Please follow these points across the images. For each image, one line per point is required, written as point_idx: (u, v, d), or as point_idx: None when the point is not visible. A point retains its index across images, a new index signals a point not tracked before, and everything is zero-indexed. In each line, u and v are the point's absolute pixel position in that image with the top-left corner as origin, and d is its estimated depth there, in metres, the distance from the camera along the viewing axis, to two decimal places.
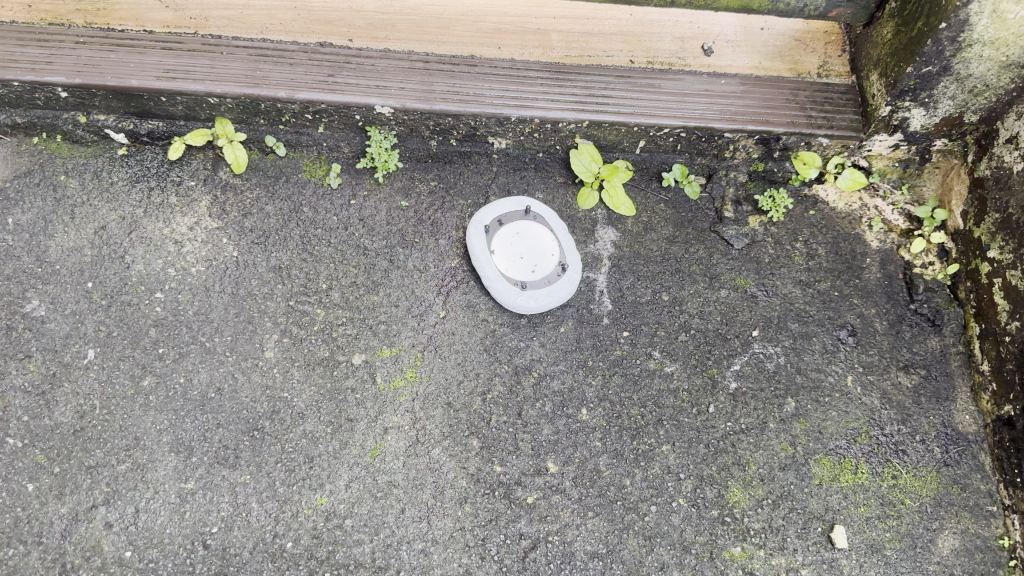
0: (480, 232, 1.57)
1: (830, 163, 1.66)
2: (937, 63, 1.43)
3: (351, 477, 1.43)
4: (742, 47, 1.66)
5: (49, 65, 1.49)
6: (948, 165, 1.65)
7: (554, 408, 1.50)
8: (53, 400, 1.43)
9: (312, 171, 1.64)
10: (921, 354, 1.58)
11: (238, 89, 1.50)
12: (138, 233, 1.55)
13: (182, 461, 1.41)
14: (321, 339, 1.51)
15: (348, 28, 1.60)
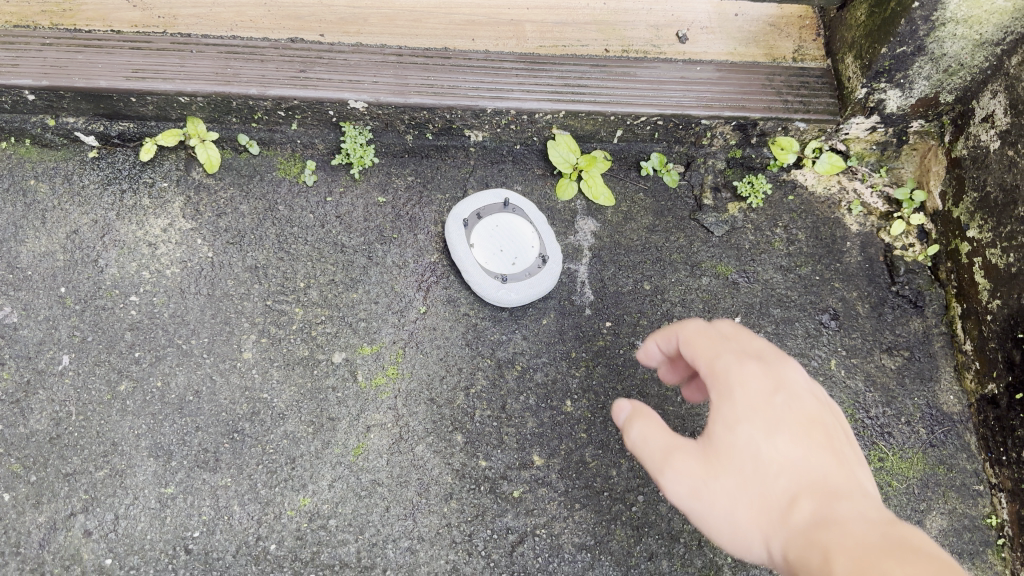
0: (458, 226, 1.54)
1: (808, 147, 1.65)
2: (911, 43, 1.42)
3: (335, 477, 1.41)
4: (716, 33, 1.65)
5: (15, 67, 1.47)
6: (926, 147, 1.65)
7: (538, 401, 1.49)
8: (28, 408, 1.40)
9: (287, 169, 1.62)
10: (905, 336, 1.57)
11: (209, 87, 1.48)
12: (111, 236, 1.52)
13: (162, 466, 1.39)
14: (299, 338, 1.49)
15: (319, 24, 1.58)
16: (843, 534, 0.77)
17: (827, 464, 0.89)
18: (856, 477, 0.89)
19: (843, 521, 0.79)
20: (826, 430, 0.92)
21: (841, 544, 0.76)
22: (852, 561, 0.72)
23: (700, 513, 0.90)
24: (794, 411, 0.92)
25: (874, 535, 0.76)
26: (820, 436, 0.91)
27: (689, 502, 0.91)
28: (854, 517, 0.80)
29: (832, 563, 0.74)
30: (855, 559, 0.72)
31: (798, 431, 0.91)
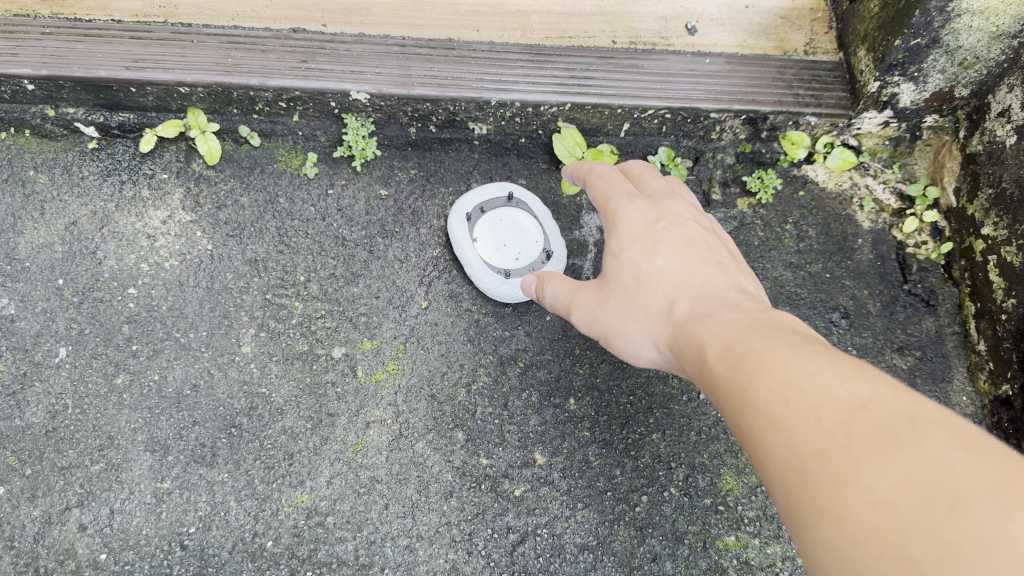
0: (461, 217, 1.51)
1: (819, 142, 1.61)
2: (926, 35, 1.39)
3: (333, 474, 1.38)
4: (726, 25, 1.62)
5: (15, 57, 1.45)
6: (940, 142, 1.60)
7: (540, 399, 1.46)
8: (24, 401, 1.39)
9: (288, 161, 1.59)
10: (916, 335, 1.54)
11: (210, 77, 1.46)
12: (110, 228, 1.51)
13: (158, 461, 1.37)
14: (299, 333, 1.47)
15: (322, 13, 1.55)
16: (714, 320, 0.92)
17: (704, 267, 1.06)
18: (732, 275, 1.06)
19: (712, 313, 0.95)
20: (700, 239, 1.11)
21: (709, 330, 0.91)
22: (719, 345, 0.86)
23: (594, 332, 1.15)
24: (672, 232, 1.11)
25: (736, 318, 0.91)
26: (698, 249, 1.09)
27: (587, 324, 1.16)
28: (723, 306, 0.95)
29: (703, 349, 0.90)
30: (721, 346, 0.86)
31: (675, 246, 1.08)
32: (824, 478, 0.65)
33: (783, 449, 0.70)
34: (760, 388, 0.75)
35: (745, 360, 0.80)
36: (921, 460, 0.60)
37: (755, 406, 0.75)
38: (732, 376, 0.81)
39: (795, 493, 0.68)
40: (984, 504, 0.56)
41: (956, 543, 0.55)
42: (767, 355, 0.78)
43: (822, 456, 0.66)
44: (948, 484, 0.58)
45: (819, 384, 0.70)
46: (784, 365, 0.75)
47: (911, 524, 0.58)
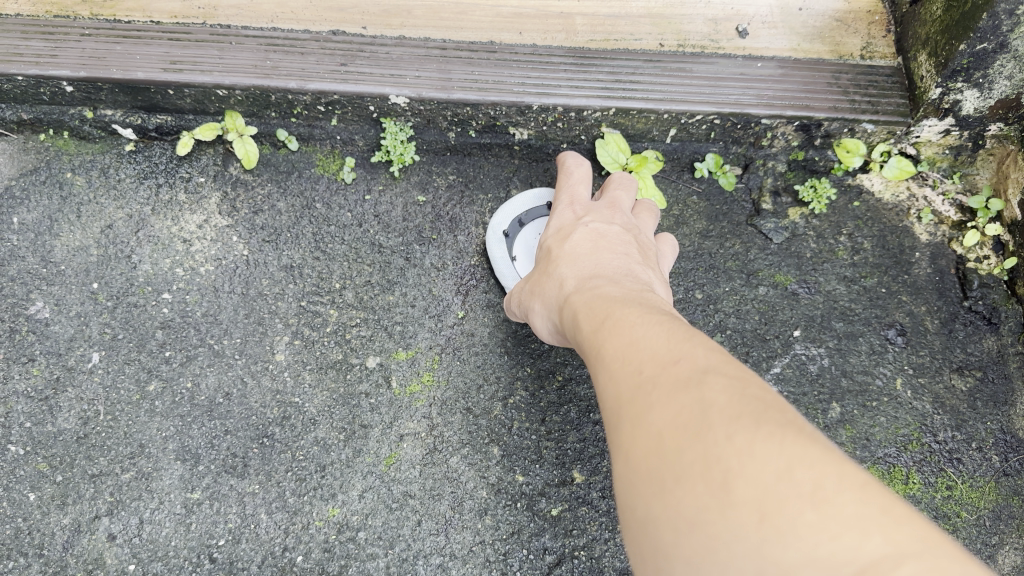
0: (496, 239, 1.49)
1: (876, 150, 1.55)
2: (993, 39, 1.32)
3: (365, 488, 1.35)
4: (779, 28, 1.55)
5: (54, 58, 1.44)
6: (1004, 152, 1.52)
7: (580, 414, 1.42)
8: (56, 406, 1.37)
9: (325, 166, 1.56)
10: (977, 355, 1.46)
11: (248, 79, 1.44)
12: (146, 232, 1.49)
13: (188, 470, 1.35)
14: (333, 342, 1.44)
15: (362, 15, 1.52)
16: (590, 291, 1.06)
17: (611, 255, 1.16)
18: (638, 265, 1.16)
19: (594, 286, 1.07)
20: (615, 232, 1.22)
21: (585, 300, 1.04)
22: (589, 315, 1.00)
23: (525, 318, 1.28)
24: (593, 227, 1.24)
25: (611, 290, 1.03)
26: (611, 240, 1.21)
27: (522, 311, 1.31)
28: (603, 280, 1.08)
29: (579, 317, 1.03)
30: (591, 314, 0.99)
31: (590, 237, 1.22)
32: (629, 421, 0.78)
33: (615, 399, 0.83)
34: (609, 353, 0.89)
35: (605, 329, 0.93)
36: (694, 401, 0.72)
37: (605, 367, 0.88)
38: (594, 342, 0.94)
39: (615, 433, 0.81)
40: (724, 429, 0.67)
41: (695, 464, 0.67)
42: (621, 321, 0.92)
43: (633, 402, 0.79)
44: (705, 414, 0.70)
45: (646, 349, 0.83)
46: (627, 335, 0.88)
47: (674, 449, 0.70)
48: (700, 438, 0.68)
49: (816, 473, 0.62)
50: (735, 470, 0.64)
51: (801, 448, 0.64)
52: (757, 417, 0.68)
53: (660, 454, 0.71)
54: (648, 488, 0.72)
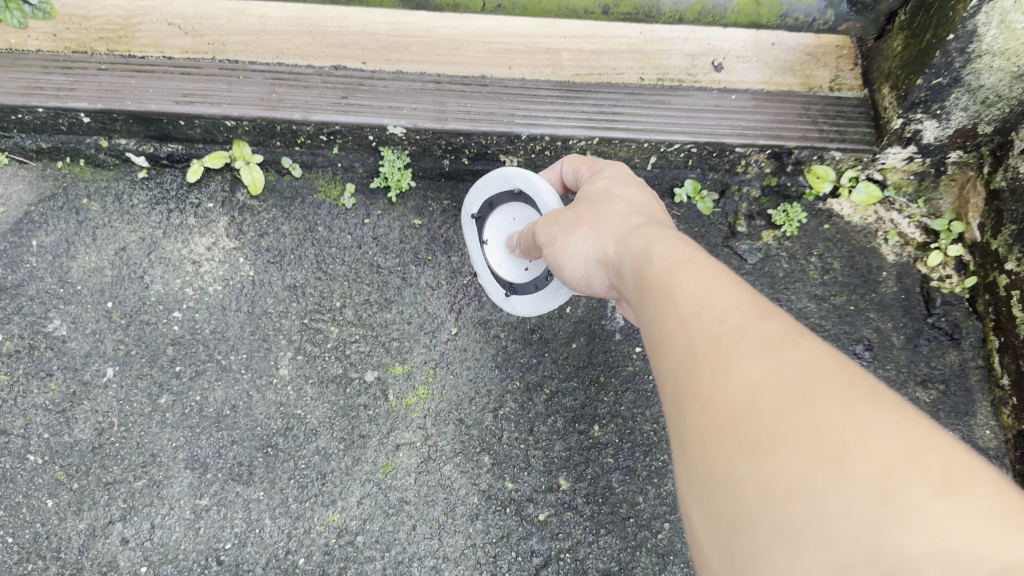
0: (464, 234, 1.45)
1: (844, 177, 1.64)
2: (948, 75, 1.42)
3: (363, 494, 1.43)
4: (752, 62, 1.64)
5: (72, 91, 1.54)
6: (965, 178, 1.61)
7: (566, 424, 1.51)
8: (73, 417, 1.46)
9: (327, 191, 1.66)
10: (940, 369, 1.58)
11: (255, 112, 1.54)
12: (157, 254, 1.58)
13: (197, 478, 1.43)
14: (334, 357, 1.52)
15: (362, 51, 1.61)
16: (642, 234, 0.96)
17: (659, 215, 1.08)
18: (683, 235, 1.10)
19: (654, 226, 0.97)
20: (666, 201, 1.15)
21: (639, 241, 0.94)
22: (641, 257, 0.90)
23: (555, 247, 1.12)
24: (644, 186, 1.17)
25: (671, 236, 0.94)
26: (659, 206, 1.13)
27: (550, 242, 1.13)
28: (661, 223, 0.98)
29: (631, 260, 0.93)
30: (645, 257, 0.89)
31: (646, 192, 1.14)
32: (703, 368, 0.69)
33: (678, 342, 0.74)
34: (671, 293, 0.79)
35: (670, 273, 0.83)
36: (792, 363, 0.64)
37: (666, 305, 0.79)
38: (652, 280, 0.84)
39: (675, 380, 0.72)
40: (838, 397, 0.59)
41: (801, 428, 0.59)
42: (688, 266, 0.82)
43: (708, 348, 0.70)
44: (811, 376, 0.62)
45: (726, 300, 0.74)
46: (701, 282, 0.79)
47: (768, 406, 0.61)
48: (806, 399, 0.60)
49: (941, 462, 0.55)
50: (852, 442, 0.56)
51: (919, 432, 0.58)
52: (867, 390, 0.61)
53: (746, 409, 0.63)
54: (726, 442, 0.62)
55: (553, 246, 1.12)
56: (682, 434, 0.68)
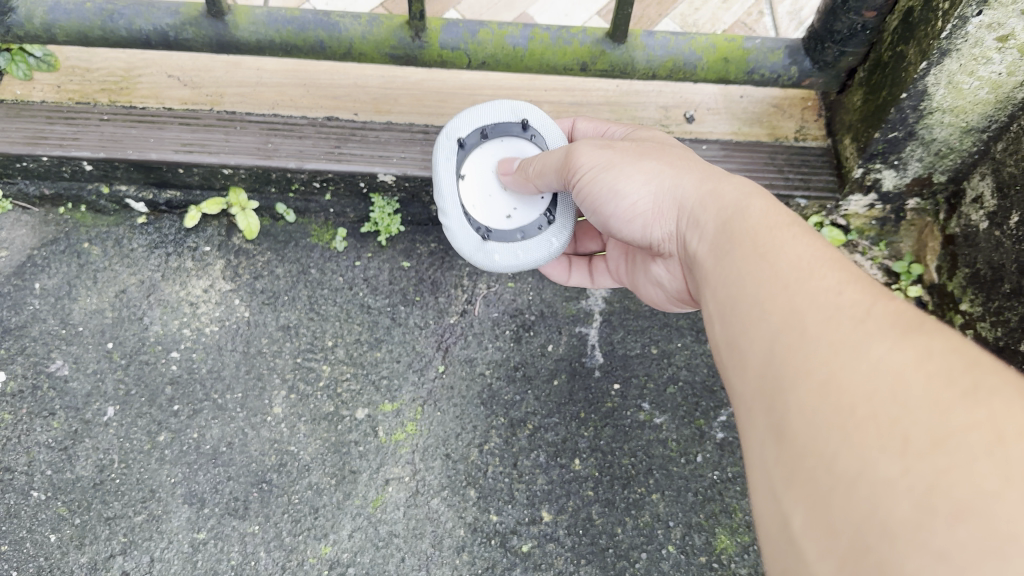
0: (447, 138, 1.39)
1: (809, 222, 1.75)
2: (902, 129, 1.51)
3: (354, 527, 1.50)
4: (721, 114, 1.76)
5: (76, 140, 1.61)
6: (923, 223, 1.72)
7: (548, 458, 1.58)
8: (75, 455, 1.53)
9: (319, 236, 1.73)
10: None
11: (251, 160, 1.62)
12: (156, 296, 1.65)
13: (195, 512, 1.50)
14: (326, 395, 1.60)
15: (354, 103, 1.70)
16: (716, 200, 1.03)
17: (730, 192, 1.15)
18: None
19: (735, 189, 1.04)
20: None
21: (718, 210, 1.01)
22: (727, 237, 0.96)
23: (613, 174, 1.15)
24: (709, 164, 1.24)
25: (751, 197, 1.00)
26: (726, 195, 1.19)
27: (606, 172, 1.15)
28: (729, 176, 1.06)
29: (714, 236, 0.99)
30: (731, 237, 0.96)
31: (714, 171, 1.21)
32: (825, 345, 0.74)
33: (787, 322, 0.80)
34: (769, 274, 0.86)
35: (766, 251, 0.90)
36: (912, 344, 0.69)
37: (765, 285, 0.85)
38: (745, 258, 0.91)
39: (784, 356, 0.77)
40: (975, 381, 0.65)
41: (932, 396, 0.64)
42: (800, 259, 0.88)
43: (828, 329, 0.75)
44: (945, 365, 0.67)
45: (829, 283, 0.81)
46: (801, 263, 0.85)
47: (906, 382, 0.66)
48: (944, 379, 0.65)
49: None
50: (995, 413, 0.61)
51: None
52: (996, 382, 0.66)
53: (876, 389, 0.67)
54: (851, 413, 0.67)
55: (608, 173, 1.15)
56: (789, 418, 0.73)
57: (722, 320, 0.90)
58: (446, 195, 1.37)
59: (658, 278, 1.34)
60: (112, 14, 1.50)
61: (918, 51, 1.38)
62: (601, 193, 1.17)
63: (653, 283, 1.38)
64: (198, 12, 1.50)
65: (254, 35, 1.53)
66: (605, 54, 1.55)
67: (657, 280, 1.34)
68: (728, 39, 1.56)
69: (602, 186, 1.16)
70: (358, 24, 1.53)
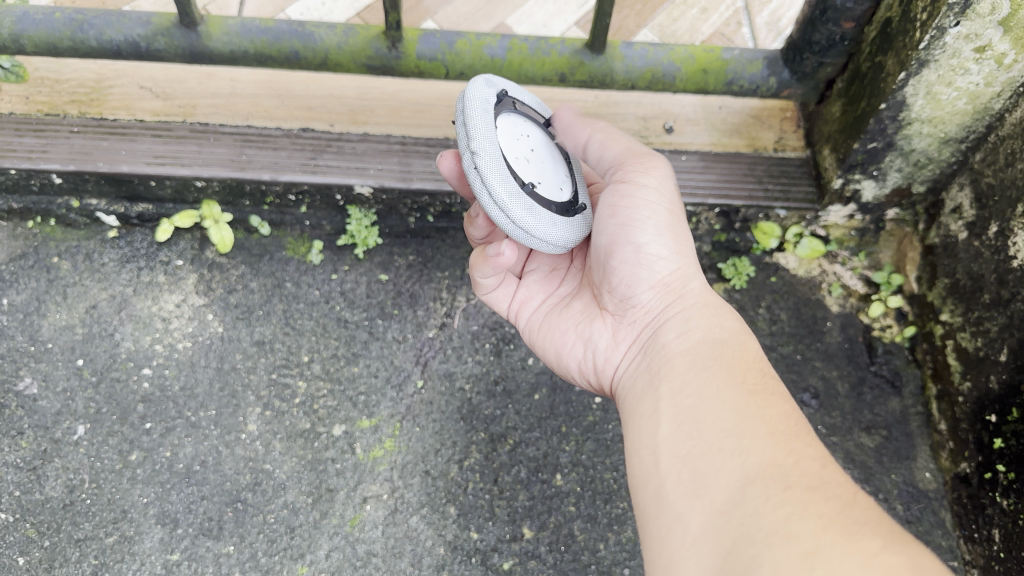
0: (489, 83, 1.19)
1: (790, 232, 1.75)
2: (881, 139, 1.51)
3: (332, 547, 1.47)
4: (701, 125, 1.75)
5: (45, 153, 1.58)
6: (902, 233, 1.73)
7: (529, 474, 1.56)
8: (44, 475, 1.49)
9: (295, 249, 1.70)
10: (883, 415, 1.64)
11: (225, 173, 1.59)
12: (128, 312, 1.62)
13: (168, 534, 1.46)
14: (302, 412, 1.57)
15: (330, 114, 1.68)
16: (715, 333, 1.14)
17: None
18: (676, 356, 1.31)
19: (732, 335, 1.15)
20: None
21: (718, 343, 1.11)
22: (724, 371, 1.04)
23: (663, 221, 1.23)
24: None
25: (751, 345, 1.11)
26: None
27: (655, 211, 1.22)
28: (732, 317, 1.18)
29: (709, 364, 1.07)
30: (729, 374, 1.04)
31: None
32: (814, 512, 0.81)
33: (774, 475, 0.87)
34: (765, 425, 0.94)
35: (761, 402, 0.98)
36: (899, 544, 0.77)
37: (757, 433, 0.93)
38: (740, 399, 0.99)
39: (765, 503, 0.84)
40: None
41: None
42: (790, 428, 0.96)
43: (818, 498, 0.83)
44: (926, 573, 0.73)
45: (816, 459, 0.90)
46: (794, 430, 0.94)
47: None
48: None
49: None
50: None
51: None
52: None
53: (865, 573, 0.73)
54: None
55: (661, 213, 1.22)
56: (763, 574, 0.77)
57: (697, 443, 0.96)
58: (481, 139, 1.10)
59: (591, 335, 1.33)
60: (82, 25, 1.48)
61: (896, 62, 1.38)
62: (645, 219, 1.21)
63: (579, 335, 1.36)
64: (170, 22, 1.48)
65: (227, 46, 1.50)
66: (584, 64, 1.54)
67: (588, 335, 1.34)
68: (707, 50, 1.55)
69: (649, 217, 1.21)
70: (333, 34, 1.50)
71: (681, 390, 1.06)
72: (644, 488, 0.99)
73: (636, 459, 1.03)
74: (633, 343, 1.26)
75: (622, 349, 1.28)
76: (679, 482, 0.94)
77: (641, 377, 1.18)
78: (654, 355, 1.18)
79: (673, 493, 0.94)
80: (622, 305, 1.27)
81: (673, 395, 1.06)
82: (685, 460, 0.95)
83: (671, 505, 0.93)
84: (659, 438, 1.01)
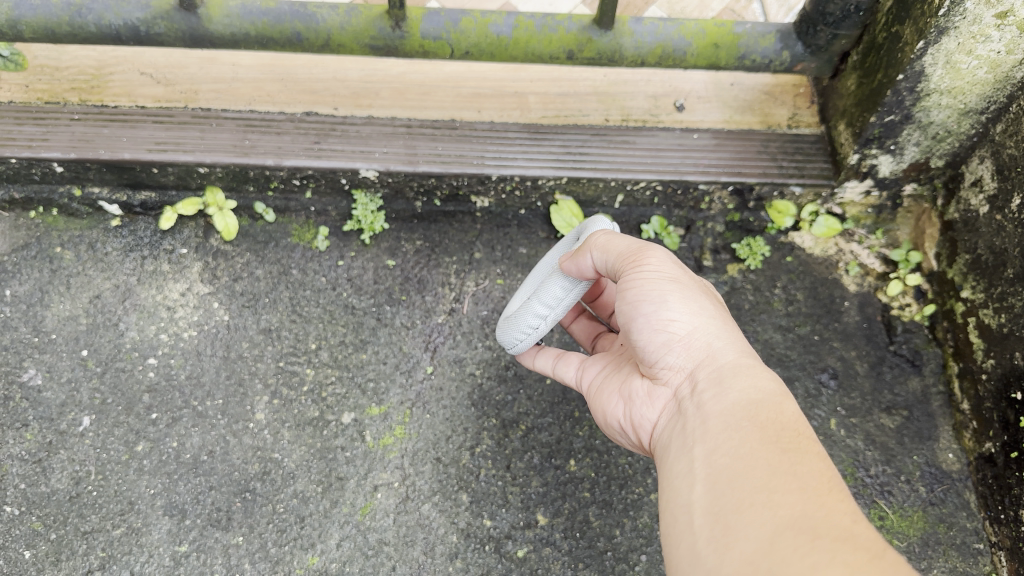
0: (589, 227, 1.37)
1: (805, 210, 1.71)
2: (899, 113, 1.47)
3: (343, 536, 1.44)
4: (712, 102, 1.72)
5: (45, 141, 1.54)
6: (920, 209, 1.69)
7: (542, 460, 1.53)
8: (49, 467, 1.47)
9: (300, 235, 1.68)
10: (903, 396, 1.60)
11: (228, 158, 1.56)
12: (132, 301, 1.59)
13: (176, 524, 1.44)
14: (310, 400, 1.54)
15: (333, 98, 1.66)
16: (750, 393, 1.05)
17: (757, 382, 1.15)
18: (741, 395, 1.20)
19: (768, 392, 1.04)
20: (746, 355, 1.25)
21: (748, 402, 1.03)
22: (758, 430, 0.98)
23: (669, 287, 1.16)
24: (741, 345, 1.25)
25: (789, 406, 1.02)
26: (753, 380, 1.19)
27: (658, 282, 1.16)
28: (771, 376, 1.09)
29: (742, 424, 1.00)
30: (762, 432, 0.97)
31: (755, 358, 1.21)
32: (840, 558, 0.76)
33: (801, 527, 0.82)
34: (796, 481, 0.89)
35: (796, 460, 0.92)
36: None
37: (788, 488, 0.88)
38: (774, 457, 0.93)
39: (792, 553, 0.79)
40: None
41: None
42: (820, 485, 0.89)
43: (845, 547, 0.78)
44: None
45: (849, 514, 0.84)
46: (828, 487, 0.88)
47: None
48: None
49: None
50: None
51: None
52: None
53: None
54: None
55: (669, 286, 1.16)
56: None
57: (731, 501, 0.91)
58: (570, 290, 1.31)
59: (630, 393, 1.27)
60: (81, 10, 1.44)
61: (914, 30, 1.34)
62: (649, 290, 1.15)
63: (622, 395, 1.29)
64: (170, 4, 1.44)
65: (228, 28, 1.47)
66: (592, 41, 1.50)
67: (629, 393, 1.27)
68: (718, 24, 1.51)
69: (654, 287, 1.15)
70: (336, 14, 1.47)
71: (715, 451, 1.00)
72: (679, 545, 0.95)
73: (672, 519, 0.99)
74: (667, 402, 1.18)
75: (657, 407, 1.20)
76: (712, 539, 0.90)
77: (671, 438, 1.12)
78: (684, 419, 1.11)
79: (706, 548, 0.90)
80: (651, 366, 1.20)
81: (708, 455, 1.00)
82: (718, 517, 0.91)
83: (704, 563, 0.89)
84: (693, 496, 0.97)
